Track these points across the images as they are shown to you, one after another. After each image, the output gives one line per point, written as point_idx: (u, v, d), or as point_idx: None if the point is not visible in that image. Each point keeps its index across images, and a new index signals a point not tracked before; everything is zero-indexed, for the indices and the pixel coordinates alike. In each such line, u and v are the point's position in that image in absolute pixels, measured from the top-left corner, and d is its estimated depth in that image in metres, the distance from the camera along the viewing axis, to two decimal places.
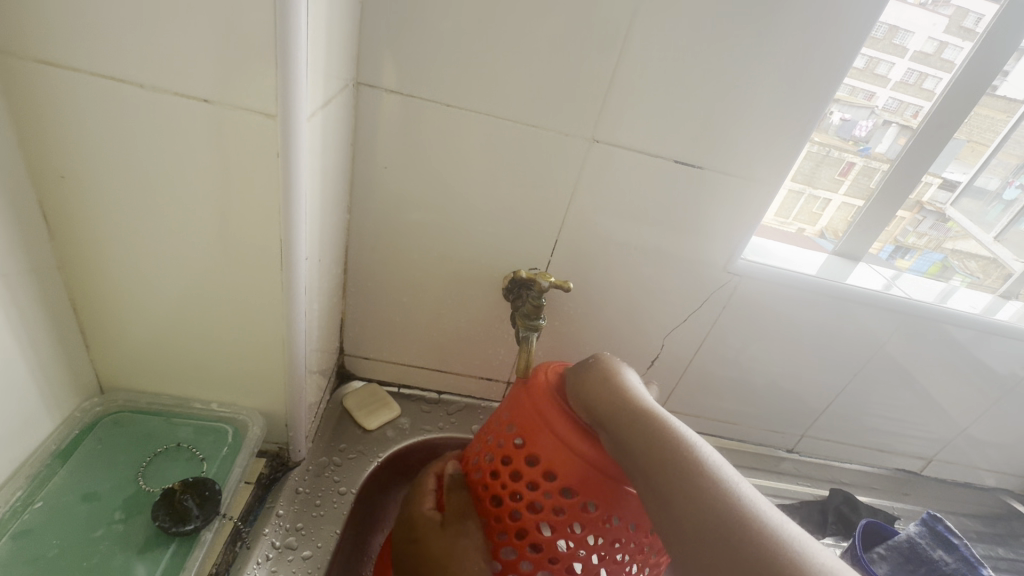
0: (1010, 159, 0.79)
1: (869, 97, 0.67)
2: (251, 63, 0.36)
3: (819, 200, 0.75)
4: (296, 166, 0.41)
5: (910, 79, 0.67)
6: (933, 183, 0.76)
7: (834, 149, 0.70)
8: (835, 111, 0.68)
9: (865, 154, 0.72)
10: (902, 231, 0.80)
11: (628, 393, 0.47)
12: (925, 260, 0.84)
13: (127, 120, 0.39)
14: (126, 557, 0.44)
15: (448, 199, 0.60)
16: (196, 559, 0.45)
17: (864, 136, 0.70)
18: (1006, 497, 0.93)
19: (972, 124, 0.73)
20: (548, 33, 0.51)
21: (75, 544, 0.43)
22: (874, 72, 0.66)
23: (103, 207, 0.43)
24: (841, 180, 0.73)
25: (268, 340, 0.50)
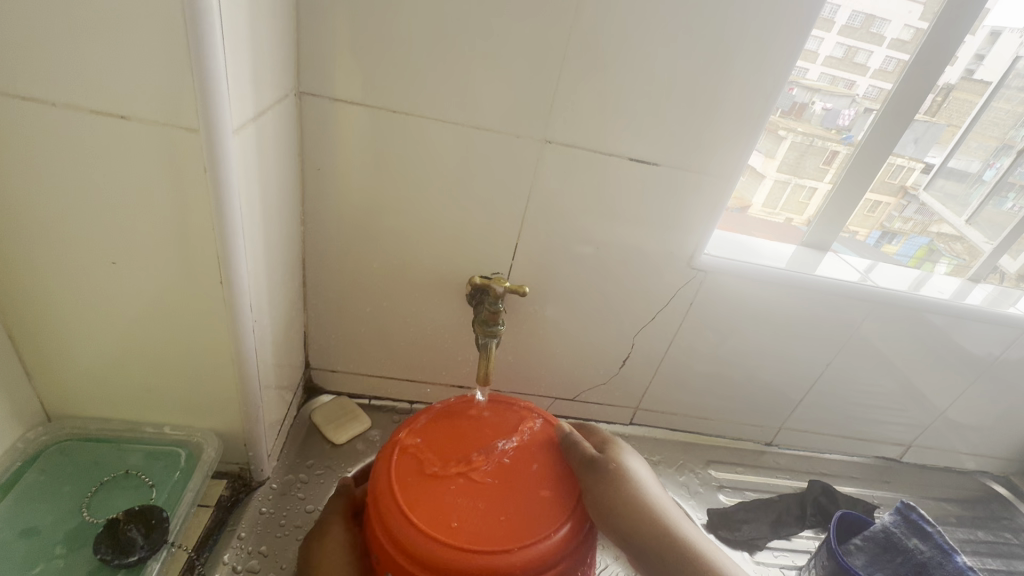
0: (989, 141, 0.80)
1: (850, 86, 0.69)
2: (169, 78, 0.35)
3: (805, 189, 0.75)
4: (226, 181, 0.39)
5: (888, 67, 0.67)
6: (915, 168, 0.76)
7: (817, 138, 0.72)
8: (817, 101, 0.70)
9: (847, 142, 0.71)
10: (888, 217, 0.80)
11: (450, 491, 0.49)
12: (911, 244, 0.84)
13: (45, 139, 0.38)
14: None
15: (403, 204, 0.59)
16: None
17: (847, 124, 0.71)
18: (987, 479, 0.93)
19: (952, 109, 0.73)
20: (492, 35, 0.50)
21: None
22: (852, 61, 0.67)
23: (33, 234, 0.42)
24: (826, 169, 0.74)
25: (217, 359, 0.49)
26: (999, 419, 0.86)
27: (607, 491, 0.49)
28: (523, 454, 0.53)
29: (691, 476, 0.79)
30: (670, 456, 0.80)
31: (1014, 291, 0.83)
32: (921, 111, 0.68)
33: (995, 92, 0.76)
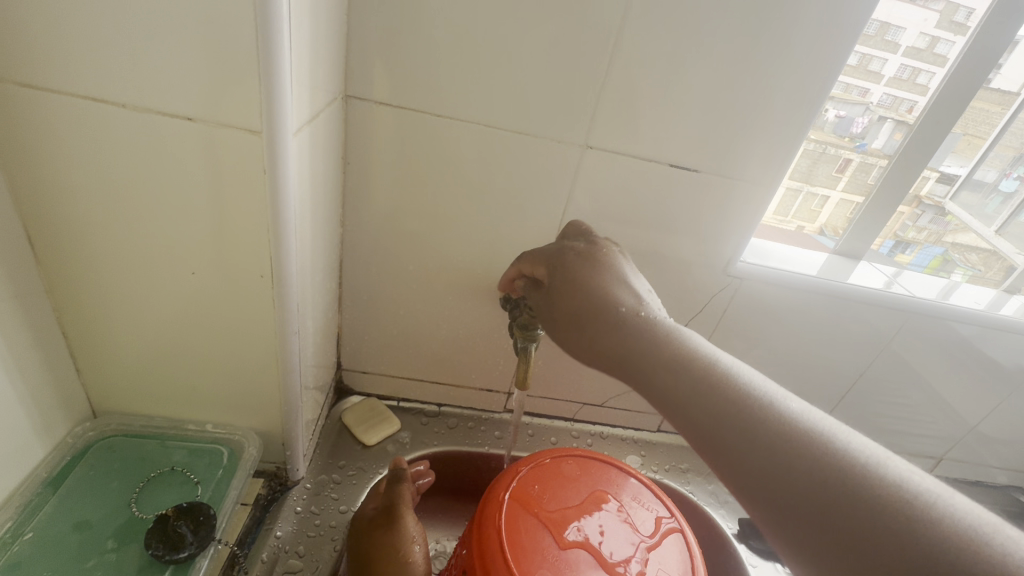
0: (1007, 151, 0.78)
1: (864, 94, 0.67)
2: (235, 80, 0.36)
3: (817, 197, 0.74)
4: (284, 183, 0.40)
5: (904, 75, 0.66)
6: (931, 177, 0.75)
7: (830, 146, 0.70)
8: (831, 108, 0.68)
9: (861, 150, 0.71)
10: (902, 226, 0.79)
11: (538, 519, 0.47)
12: (925, 254, 0.83)
13: (110, 140, 0.38)
14: None
15: (441, 207, 0.60)
16: None
17: (859, 132, 0.70)
18: (1018, 494, 0.91)
19: (968, 117, 0.71)
20: (538, 41, 0.51)
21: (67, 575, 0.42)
22: (868, 69, 0.65)
23: (93, 232, 0.42)
24: (839, 177, 0.72)
25: (263, 358, 0.49)
26: None
27: (570, 297, 0.47)
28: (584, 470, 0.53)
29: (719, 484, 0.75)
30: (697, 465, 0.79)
31: None
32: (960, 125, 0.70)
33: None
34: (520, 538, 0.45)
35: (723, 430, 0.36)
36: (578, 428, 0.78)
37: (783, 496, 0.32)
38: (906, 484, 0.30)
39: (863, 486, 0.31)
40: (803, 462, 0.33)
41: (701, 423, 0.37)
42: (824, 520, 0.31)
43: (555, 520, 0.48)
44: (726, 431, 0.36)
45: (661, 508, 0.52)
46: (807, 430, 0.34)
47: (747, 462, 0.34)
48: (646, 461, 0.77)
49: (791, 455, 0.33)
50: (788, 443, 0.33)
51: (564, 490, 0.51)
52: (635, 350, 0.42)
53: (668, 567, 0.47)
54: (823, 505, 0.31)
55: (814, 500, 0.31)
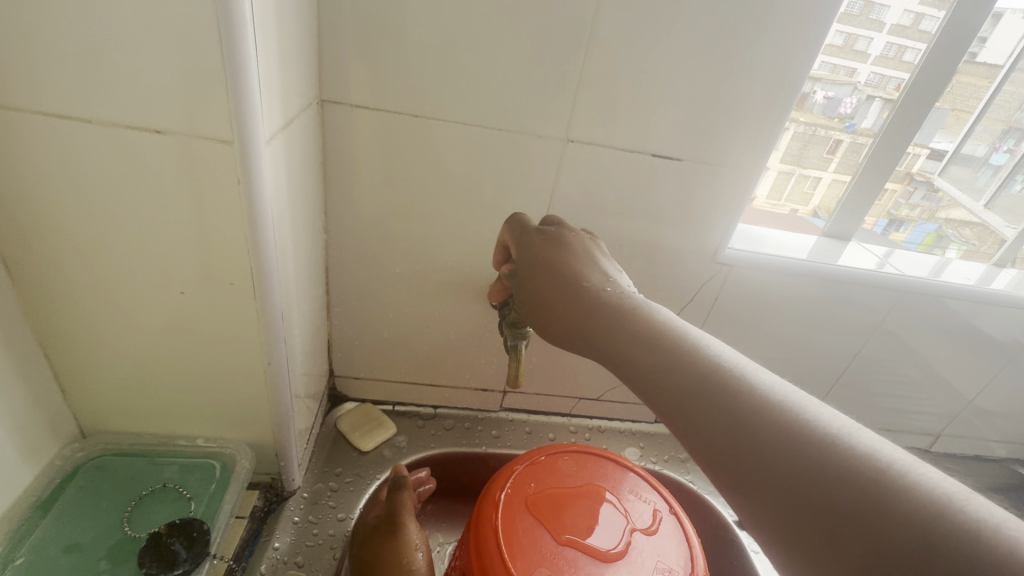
0: (996, 125, 0.78)
1: (850, 74, 0.68)
2: (202, 90, 0.35)
3: (810, 178, 0.75)
4: (259, 192, 0.39)
5: (890, 53, 0.66)
6: (921, 154, 0.74)
7: (821, 128, 0.71)
8: (819, 90, 0.68)
9: (851, 130, 0.71)
10: (895, 204, 0.79)
11: (532, 515, 0.47)
12: (919, 231, 0.83)
13: (80, 158, 0.38)
14: None
15: (426, 209, 0.59)
16: None
17: (849, 112, 0.71)
18: (1018, 467, 0.91)
19: (956, 93, 0.71)
20: (511, 36, 0.50)
21: None
22: (853, 49, 0.66)
23: (67, 251, 0.41)
24: (830, 158, 0.73)
25: (252, 370, 0.49)
26: None
27: (546, 277, 0.48)
28: (581, 464, 0.53)
29: None
30: None
31: None
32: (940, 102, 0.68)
33: (1006, 76, 0.74)
34: (517, 533, 0.46)
35: (687, 397, 0.37)
36: (575, 423, 0.78)
37: (750, 466, 0.33)
38: (865, 447, 0.31)
39: (827, 453, 0.31)
40: (770, 432, 0.33)
41: (671, 395, 0.38)
42: (789, 486, 0.32)
43: (552, 518, 0.47)
44: (685, 397, 0.37)
45: (658, 500, 0.52)
46: (764, 398, 0.35)
47: (707, 428, 0.36)
48: (645, 452, 0.77)
49: (760, 425, 0.34)
50: (753, 411, 0.35)
51: (560, 484, 0.50)
52: (604, 323, 0.44)
53: (666, 558, 0.47)
54: (776, 468, 0.32)
55: (774, 469, 0.32)
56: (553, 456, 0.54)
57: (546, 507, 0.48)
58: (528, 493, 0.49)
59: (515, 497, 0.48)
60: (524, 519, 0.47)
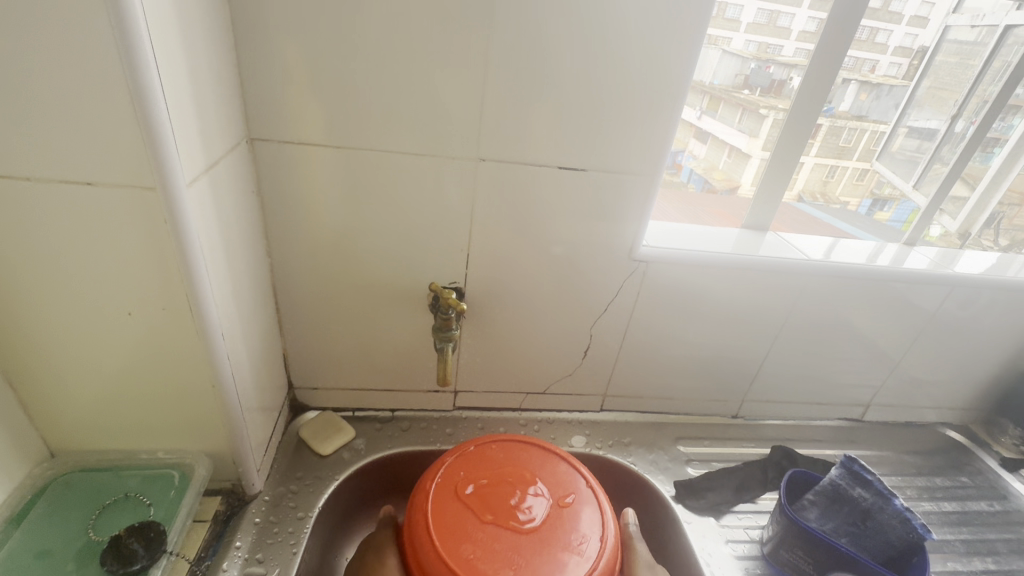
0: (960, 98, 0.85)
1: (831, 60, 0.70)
2: (124, 145, 0.40)
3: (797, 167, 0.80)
4: (186, 229, 0.44)
5: (865, 36, 0.71)
6: (894, 131, 0.89)
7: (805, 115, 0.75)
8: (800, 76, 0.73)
9: (830, 115, 0.77)
10: (876, 183, 0.93)
11: (462, 501, 0.53)
12: (904, 209, 0.91)
13: (21, 210, 0.42)
14: None
15: (359, 228, 0.65)
16: None
17: (827, 98, 0.74)
18: (943, 428, 0.94)
19: (936, 73, 0.84)
20: (416, 70, 0.56)
21: None
22: (833, 33, 0.69)
23: (19, 293, 0.46)
24: (812, 144, 0.78)
25: (199, 387, 0.54)
26: (950, 372, 0.90)
27: None
28: (509, 450, 0.59)
29: (659, 453, 0.81)
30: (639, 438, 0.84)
31: (955, 253, 0.88)
32: (845, 66, 0.71)
33: (936, 49, 0.82)
34: (445, 519, 0.51)
35: None
36: (525, 416, 0.83)
37: None
38: None
39: None
40: None
41: None
42: None
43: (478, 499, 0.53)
44: None
45: (580, 477, 0.57)
46: None
47: None
48: (590, 439, 0.82)
49: None
50: None
51: (486, 470, 0.56)
52: None
53: (581, 527, 0.52)
54: None
55: None
56: (481, 444, 0.59)
57: (470, 491, 0.54)
58: (456, 480, 0.55)
59: (444, 485, 0.54)
60: (452, 503, 0.52)
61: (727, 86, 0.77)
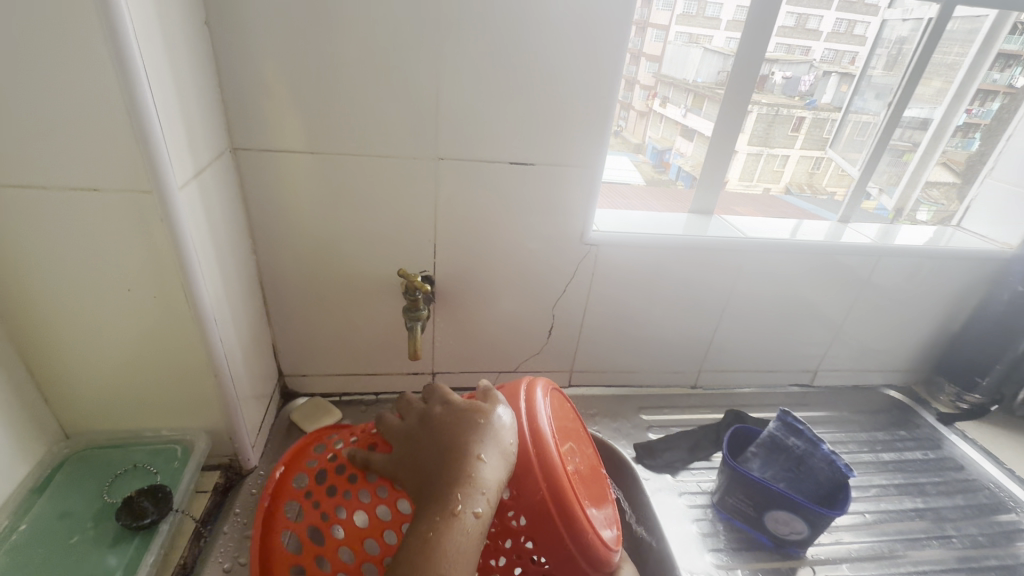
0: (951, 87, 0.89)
1: (806, 52, 0.83)
2: (124, 156, 0.47)
3: (778, 158, 0.94)
4: (179, 226, 0.52)
5: (842, 28, 0.85)
6: None
7: (782, 107, 0.87)
8: (779, 71, 0.83)
9: (813, 106, 0.90)
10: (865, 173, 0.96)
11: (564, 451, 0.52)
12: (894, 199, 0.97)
13: (38, 215, 0.49)
14: (99, 550, 0.54)
15: (335, 225, 0.72)
16: (156, 545, 0.55)
17: (808, 89, 0.88)
18: (884, 388, 1.03)
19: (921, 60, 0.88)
20: (377, 82, 0.63)
21: (57, 548, 0.53)
22: (806, 28, 0.81)
23: (35, 289, 0.53)
24: (796, 135, 0.92)
25: (196, 369, 0.61)
26: (888, 336, 0.98)
27: None
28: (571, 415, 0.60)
29: (622, 422, 0.89)
30: (605, 409, 0.91)
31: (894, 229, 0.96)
32: (769, 54, 0.78)
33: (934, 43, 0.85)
34: (566, 461, 0.50)
35: None
36: None
37: None
38: None
39: None
40: None
41: None
42: None
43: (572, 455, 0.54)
44: None
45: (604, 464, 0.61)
46: None
47: None
48: None
49: None
50: None
51: (564, 429, 0.56)
52: None
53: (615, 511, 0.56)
54: None
55: None
56: (556, 398, 0.59)
57: (566, 446, 0.54)
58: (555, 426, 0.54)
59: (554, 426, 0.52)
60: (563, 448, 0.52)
61: (710, 83, 0.83)
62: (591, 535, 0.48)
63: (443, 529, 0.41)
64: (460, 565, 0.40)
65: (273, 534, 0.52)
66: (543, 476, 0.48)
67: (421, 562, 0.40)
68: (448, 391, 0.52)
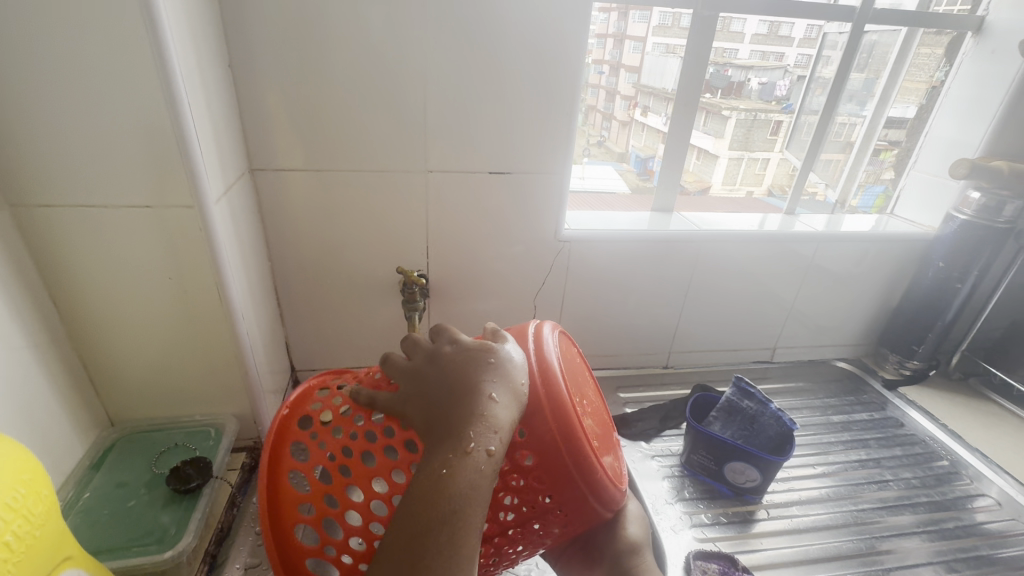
0: (919, 86, 1.02)
1: (780, 58, 0.96)
2: (171, 179, 0.58)
3: (759, 161, 1.06)
4: (215, 235, 0.62)
5: (812, 34, 0.94)
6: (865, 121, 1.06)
7: (760, 112, 1.01)
8: (754, 78, 0.97)
9: (789, 109, 1.01)
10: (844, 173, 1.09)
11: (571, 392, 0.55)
12: (870, 195, 1.11)
13: (98, 230, 0.59)
14: (154, 510, 0.62)
15: (340, 233, 0.82)
16: (202, 504, 0.63)
17: (784, 95, 1.00)
18: (835, 360, 1.14)
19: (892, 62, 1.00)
20: (373, 108, 0.74)
21: (117, 509, 0.62)
22: (779, 35, 0.94)
23: (93, 294, 0.63)
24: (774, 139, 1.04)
25: (227, 360, 0.70)
26: (837, 313, 1.09)
27: None
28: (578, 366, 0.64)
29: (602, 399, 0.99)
30: None
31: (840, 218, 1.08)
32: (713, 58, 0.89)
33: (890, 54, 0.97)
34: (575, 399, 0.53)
35: None
36: None
37: None
38: None
39: None
40: None
41: None
42: None
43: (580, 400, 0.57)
44: None
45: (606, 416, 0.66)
46: None
47: None
48: None
49: None
50: None
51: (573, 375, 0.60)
52: None
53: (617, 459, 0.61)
54: None
55: None
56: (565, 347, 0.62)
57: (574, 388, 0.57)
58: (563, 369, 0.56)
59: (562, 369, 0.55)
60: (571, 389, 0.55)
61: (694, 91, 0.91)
62: (598, 469, 0.51)
63: (462, 465, 0.46)
64: (475, 497, 0.45)
65: (281, 474, 0.52)
66: (550, 412, 0.51)
67: (440, 494, 0.44)
68: (457, 332, 0.56)
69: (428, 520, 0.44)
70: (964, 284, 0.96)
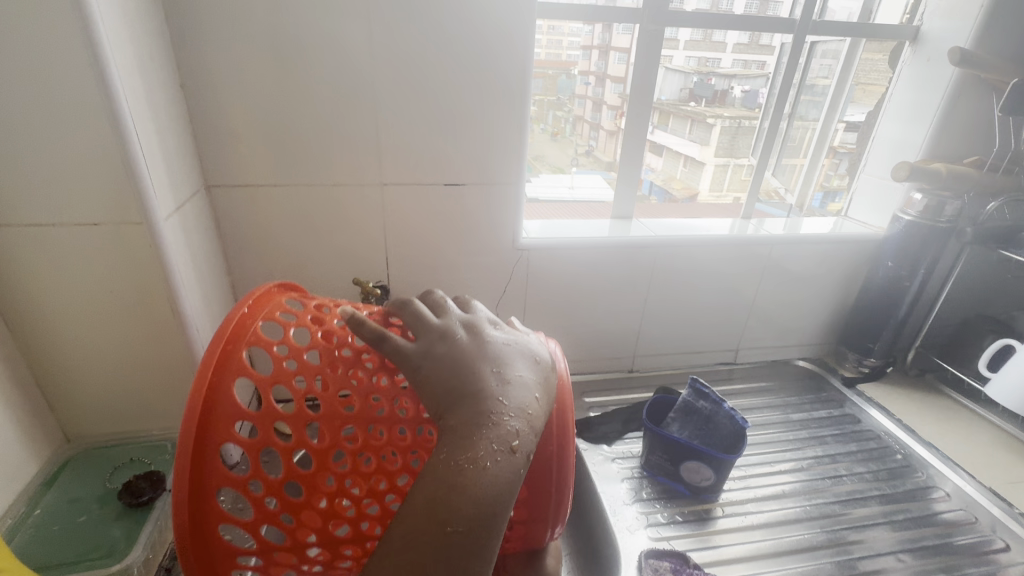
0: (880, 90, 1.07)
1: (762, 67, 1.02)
2: (118, 197, 0.59)
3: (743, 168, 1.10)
4: (164, 251, 0.63)
5: None
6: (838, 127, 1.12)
7: (744, 120, 1.07)
8: (737, 87, 1.05)
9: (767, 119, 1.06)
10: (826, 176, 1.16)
11: None
12: None
13: (46, 248, 0.60)
14: (104, 525, 0.63)
15: (298, 247, 0.84)
16: (153, 517, 0.64)
17: None
18: (797, 359, 1.17)
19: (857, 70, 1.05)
20: (326, 124, 0.76)
21: (67, 525, 0.62)
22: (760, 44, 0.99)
23: (44, 312, 0.63)
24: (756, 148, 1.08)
25: (183, 373, 0.71)
26: (795, 314, 1.12)
27: None
28: None
29: None
30: None
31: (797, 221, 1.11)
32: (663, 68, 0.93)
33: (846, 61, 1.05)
34: None
35: None
36: None
37: None
38: None
39: None
40: None
41: None
42: None
43: None
44: None
45: None
46: None
47: None
48: None
49: None
50: None
51: None
52: None
53: None
54: None
55: None
56: None
57: None
58: None
59: None
60: None
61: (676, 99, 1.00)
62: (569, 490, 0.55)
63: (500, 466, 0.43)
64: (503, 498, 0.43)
65: (228, 379, 0.46)
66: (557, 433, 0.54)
67: (469, 490, 0.41)
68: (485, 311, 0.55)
69: (460, 519, 0.41)
70: (912, 282, 0.99)
